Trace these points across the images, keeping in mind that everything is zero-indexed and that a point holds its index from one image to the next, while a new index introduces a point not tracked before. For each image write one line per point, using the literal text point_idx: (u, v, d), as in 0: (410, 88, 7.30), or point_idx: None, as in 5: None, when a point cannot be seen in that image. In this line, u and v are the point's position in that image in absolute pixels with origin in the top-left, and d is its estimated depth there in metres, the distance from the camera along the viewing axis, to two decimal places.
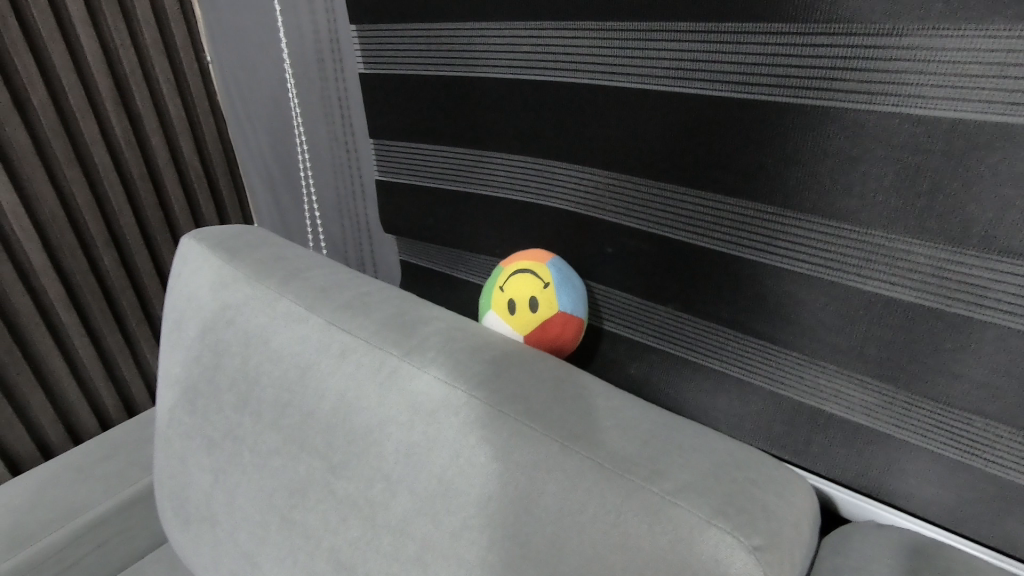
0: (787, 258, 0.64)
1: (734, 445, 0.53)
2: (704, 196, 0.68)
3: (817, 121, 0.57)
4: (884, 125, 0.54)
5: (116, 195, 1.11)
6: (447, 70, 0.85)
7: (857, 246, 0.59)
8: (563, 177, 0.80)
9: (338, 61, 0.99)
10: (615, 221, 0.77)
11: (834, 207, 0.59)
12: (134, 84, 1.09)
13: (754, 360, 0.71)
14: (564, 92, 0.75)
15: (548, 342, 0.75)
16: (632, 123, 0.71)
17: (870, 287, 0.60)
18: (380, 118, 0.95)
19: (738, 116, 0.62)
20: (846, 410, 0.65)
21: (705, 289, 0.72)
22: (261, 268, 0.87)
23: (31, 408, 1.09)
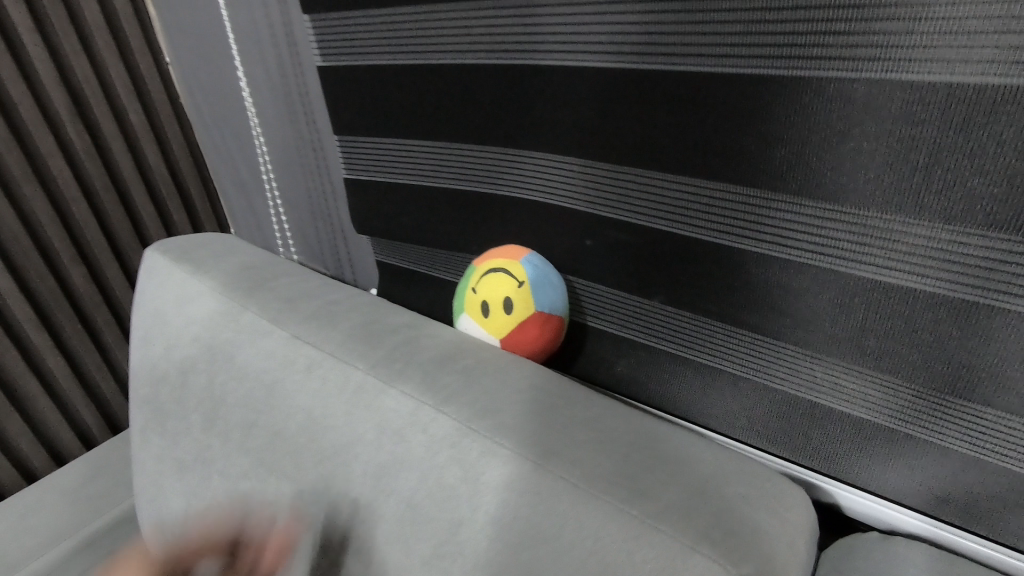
0: (778, 246, 0.59)
1: (723, 454, 0.49)
2: (687, 181, 0.62)
3: (803, 92, 0.52)
4: (876, 94, 0.48)
5: (81, 209, 1.07)
6: (408, 57, 0.79)
7: (851, 229, 0.54)
8: (540, 168, 0.75)
9: (295, 55, 0.93)
10: (597, 213, 0.72)
11: (826, 188, 0.54)
12: (89, 91, 1.04)
13: (748, 355, 0.66)
14: (533, 75, 0.70)
15: (524, 346, 0.71)
16: (604, 105, 0.65)
17: (869, 273, 0.55)
18: (344, 113, 0.90)
19: (717, 93, 0.57)
20: (847, 404, 0.61)
21: (691, 281, 0.67)
22: (225, 279, 0.82)
23: (8, 432, 1.06)
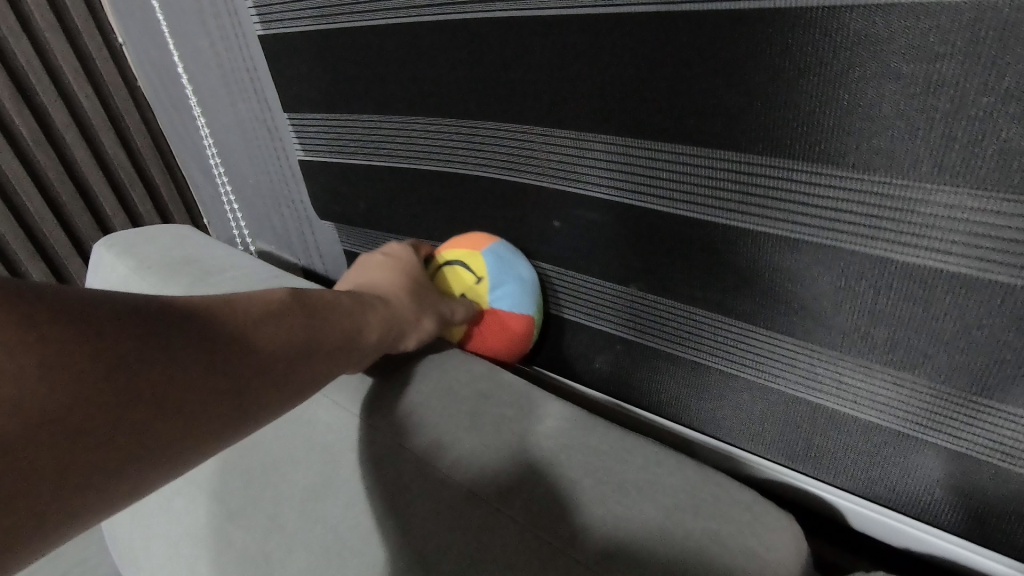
0: (771, 222, 0.50)
1: (695, 473, 0.42)
2: (662, 148, 0.53)
3: (792, 28, 0.42)
4: (882, 24, 0.39)
5: (33, 203, 1.03)
6: (349, 20, 0.69)
7: (854, 197, 0.45)
8: (500, 141, 0.66)
9: (238, 26, 0.84)
10: (565, 189, 0.63)
11: (824, 150, 0.44)
12: (34, 75, 0.97)
13: (739, 347, 0.57)
14: (479, 30, 0.59)
15: (493, 342, 0.63)
16: (564, 61, 0.56)
17: (877, 252, 0.45)
18: (294, 89, 0.81)
19: (690, 35, 0.47)
20: (847, 405, 0.52)
21: (668, 267, 0.58)
22: (166, 275, 0.76)
23: None
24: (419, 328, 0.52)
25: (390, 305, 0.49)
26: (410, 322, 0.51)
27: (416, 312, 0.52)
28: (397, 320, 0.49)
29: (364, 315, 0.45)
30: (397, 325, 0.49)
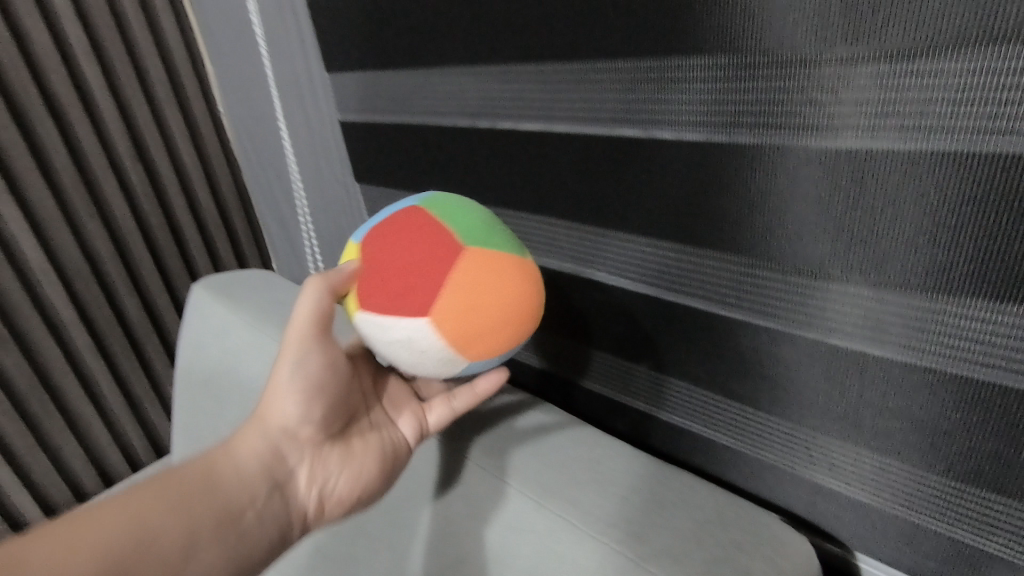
0: (782, 317, 0.58)
1: (721, 494, 0.52)
2: (685, 251, 0.62)
3: (792, 164, 0.51)
4: (868, 165, 0.47)
5: (137, 246, 1.20)
6: (413, 116, 0.83)
7: (831, 300, 0.54)
8: (541, 232, 0.76)
9: (318, 104, 0.99)
10: (587, 274, 0.73)
11: (823, 261, 0.53)
12: (150, 138, 1.17)
13: (742, 429, 0.67)
14: (519, 139, 0.71)
15: (387, 289, 0.53)
16: (588, 171, 0.66)
17: (873, 347, 0.53)
18: (367, 162, 0.96)
19: (689, 163, 0.57)
20: (839, 473, 0.61)
21: (680, 346, 0.68)
22: (258, 313, 0.89)
23: (64, 451, 1.18)
24: (282, 419, 0.57)
25: (248, 434, 0.56)
26: (277, 429, 0.57)
27: (273, 413, 0.57)
28: (267, 436, 0.57)
29: (226, 465, 0.54)
30: (269, 440, 0.57)
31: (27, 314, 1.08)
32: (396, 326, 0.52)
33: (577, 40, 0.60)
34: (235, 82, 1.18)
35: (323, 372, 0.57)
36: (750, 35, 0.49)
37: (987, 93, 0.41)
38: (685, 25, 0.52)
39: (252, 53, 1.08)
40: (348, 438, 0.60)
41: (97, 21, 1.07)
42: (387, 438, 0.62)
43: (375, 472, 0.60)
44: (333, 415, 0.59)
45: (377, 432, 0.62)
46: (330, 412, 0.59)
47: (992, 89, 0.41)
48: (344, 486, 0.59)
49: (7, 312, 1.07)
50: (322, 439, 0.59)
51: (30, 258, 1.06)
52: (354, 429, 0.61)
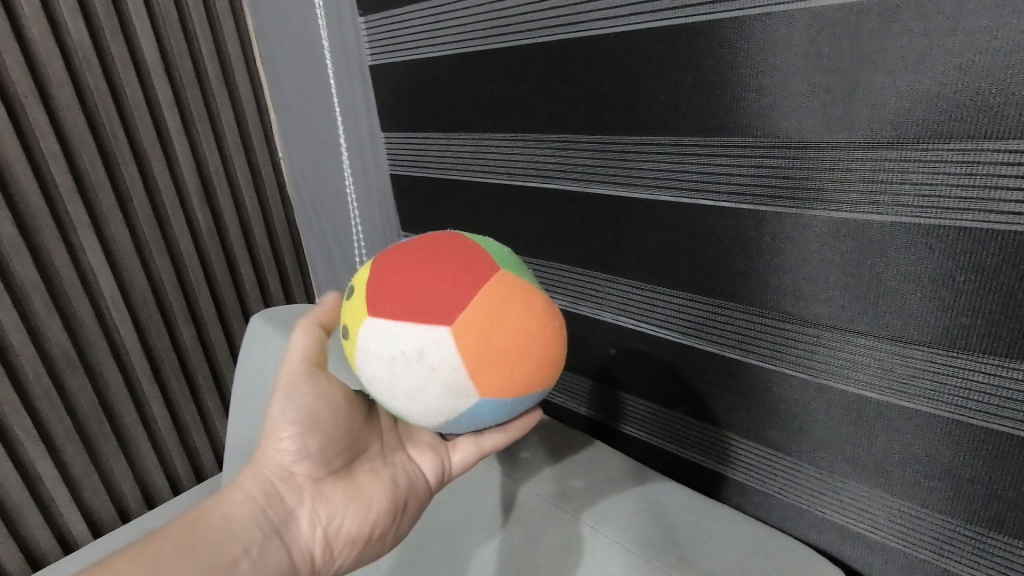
0: (811, 369, 0.62)
1: (757, 529, 0.58)
2: (701, 300, 0.68)
3: (798, 229, 0.58)
4: (863, 233, 0.54)
5: (196, 278, 1.29)
6: (460, 173, 0.91)
7: (858, 355, 0.58)
8: (576, 281, 0.82)
9: (376, 157, 1.08)
10: (622, 323, 0.78)
11: (833, 315, 0.59)
12: (217, 180, 1.29)
13: (752, 465, 0.72)
14: (563, 199, 0.78)
15: (400, 291, 0.48)
16: (627, 230, 0.73)
17: (871, 393, 0.59)
18: (416, 212, 1.04)
19: (724, 227, 0.63)
20: (848, 513, 0.65)
21: (712, 394, 0.72)
22: None
23: (114, 472, 1.25)
24: (277, 460, 0.57)
25: (243, 479, 0.56)
26: (273, 470, 0.57)
27: (269, 455, 0.57)
28: (262, 479, 0.57)
29: (219, 511, 0.55)
30: (265, 482, 0.57)
31: (95, 339, 1.17)
32: (405, 337, 0.46)
33: (619, 116, 0.68)
34: (297, 133, 1.30)
35: (314, 407, 0.58)
36: (759, 122, 0.57)
37: (993, 177, 0.47)
38: (712, 108, 0.60)
39: (315, 109, 1.20)
40: (354, 476, 0.60)
41: (181, 77, 1.21)
42: (396, 473, 0.61)
43: (385, 507, 0.59)
44: (332, 452, 0.58)
45: (386, 469, 0.61)
46: (329, 449, 0.58)
47: (997, 174, 0.47)
48: (352, 522, 0.57)
49: (79, 335, 1.16)
50: (322, 476, 0.58)
51: (103, 287, 1.16)
52: (360, 467, 0.61)
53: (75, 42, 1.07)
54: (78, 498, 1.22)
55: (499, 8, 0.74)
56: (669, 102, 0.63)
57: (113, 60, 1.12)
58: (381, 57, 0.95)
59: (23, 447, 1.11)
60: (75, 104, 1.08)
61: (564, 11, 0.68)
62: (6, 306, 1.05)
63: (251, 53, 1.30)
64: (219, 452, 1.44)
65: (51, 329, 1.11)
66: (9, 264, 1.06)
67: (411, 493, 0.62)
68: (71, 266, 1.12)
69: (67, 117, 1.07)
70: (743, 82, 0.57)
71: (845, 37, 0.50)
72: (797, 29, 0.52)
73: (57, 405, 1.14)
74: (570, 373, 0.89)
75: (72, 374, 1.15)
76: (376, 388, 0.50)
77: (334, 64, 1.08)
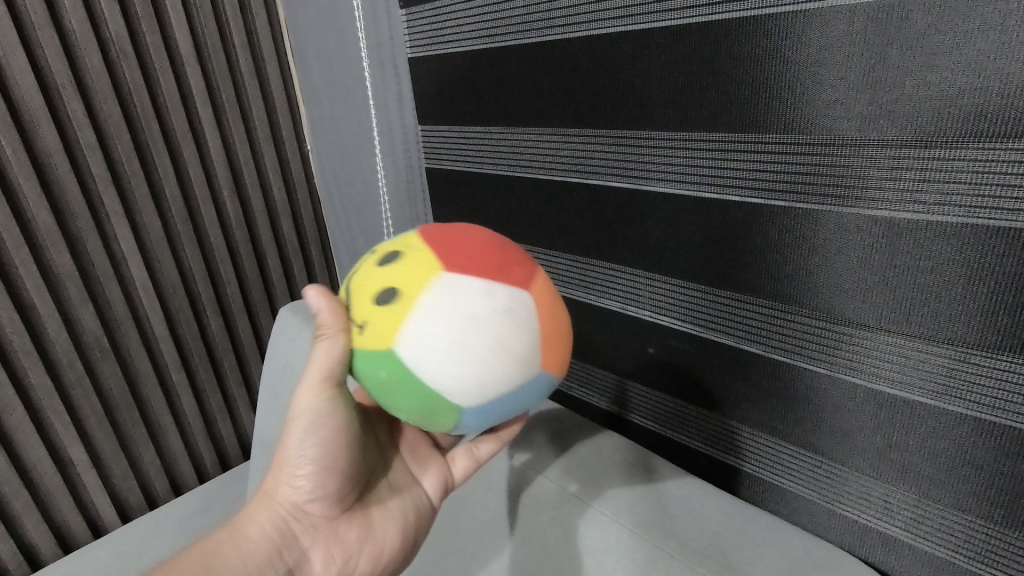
0: (851, 371, 0.60)
1: (805, 538, 0.57)
2: (730, 296, 0.67)
3: (844, 226, 0.56)
4: (904, 229, 0.53)
5: (225, 269, 1.30)
6: (495, 169, 0.90)
7: (905, 358, 0.56)
8: (609, 279, 0.80)
9: (409, 151, 1.08)
10: (654, 321, 0.77)
11: (877, 316, 0.57)
12: (247, 171, 1.30)
13: (769, 458, 0.70)
14: (598, 194, 0.77)
15: (483, 257, 0.49)
16: (661, 225, 0.71)
17: (906, 394, 0.57)
18: (447, 207, 1.03)
19: (764, 223, 0.62)
20: (888, 521, 0.63)
21: (747, 395, 0.70)
22: None
23: (143, 458, 1.27)
24: (291, 498, 0.57)
25: (259, 515, 0.56)
26: (288, 508, 0.57)
27: (283, 491, 0.57)
28: (277, 516, 0.56)
29: (235, 547, 0.55)
30: (280, 519, 0.57)
31: (127, 327, 1.18)
32: (494, 295, 0.47)
33: (658, 110, 0.67)
34: (326, 125, 1.30)
35: (329, 445, 0.55)
36: (798, 116, 0.56)
37: None
38: (754, 101, 0.58)
39: (345, 101, 1.20)
40: (366, 513, 0.60)
41: (214, 69, 1.21)
42: (406, 506, 0.62)
43: (394, 544, 0.60)
44: (346, 489, 0.58)
45: (397, 500, 0.62)
46: (342, 487, 0.58)
47: None
48: (365, 565, 0.58)
49: (112, 323, 1.18)
50: (337, 516, 0.58)
51: (135, 275, 1.17)
52: (373, 502, 0.61)
53: (112, 33, 1.07)
54: (107, 485, 1.24)
55: (540, 3, 0.73)
56: (706, 96, 0.62)
57: (148, 52, 1.13)
58: (417, 50, 0.94)
59: (56, 433, 1.13)
60: (112, 95, 1.09)
61: (606, 4, 0.67)
62: (42, 294, 1.06)
63: (282, 47, 1.31)
64: (243, 442, 1.46)
65: (84, 318, 1.13)
66: (46, 252, 1.07)
67: (421, 523, 0.63)
68: (104, 256, 1.13)
69: (103, 108, 1.08)
70: (783, 78, 0.56)
71: (897, 32, 0.48)
72: (844, 24, 0.51)
73: (90, 392, 1.15)
74: (600, 372, 0.87)
75: (103, 362, 1.16)
76: (435, 356, 0.46)
77: (367, 57, 1.08)
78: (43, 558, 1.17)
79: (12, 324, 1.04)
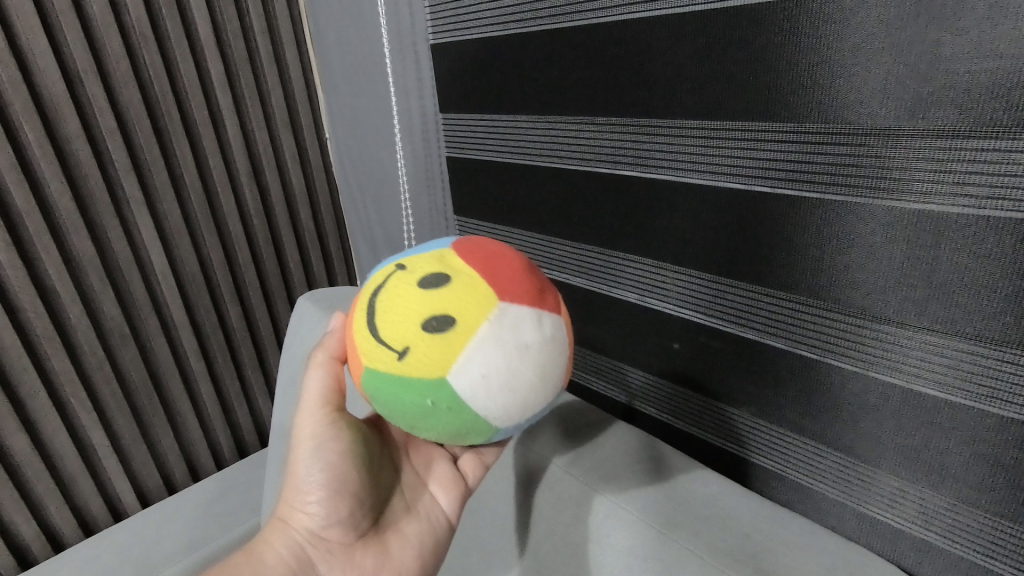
0: (882, 369, 0.58)
1: (836, 542, 0.56)
2: (760, 290, 0.65)
3: (882, 219, 0.54)
4: (951, 225, 0.50)
5: (244, 257, 1.31)
6: (517, 158, 0.89)
7: (945, 357, 0.54)
8: (632, 271, 0.79)
9: (429, 140, 1.07)
10: (679, 315, 0.75)
11: (915, 314, 0.55)
12: (265, 158, 1.29)
13: (796, 458, 0.69)
14: (621, 184, 0.76)
15: (530, 280, 0.49)
16: (687, 217, 0.69)
17: (943, 394, 0.55)
18: (467, 197, 1.02)
19: (795, 215, 0.60)
20: (922, 525, 0.60)
21: (774, 393, 0.68)
22: None
23: (162, 444, 1.28)
24: (306, 524, 0.57)
25: (274, 540, 0.57)
26: (304, 535, 0.57)
27: (296, 517, 0.57)
28: (293, 541, 0.57)
29: (252, 571, 0.55)
30: (295, 544, 0.57)
31: (147, 314, 1.19)
32: (545, 324, 0.47)
33: (687, 97, 0.65)
34: (345, 113, 1.29)
35: (340, 467, 0.56)
36: (834, 105, 0.54)
37: None
38: (789, 89, 0.56)
39: (365, 88, 1.18)
40: (382, 537, 0.59)
41: (233, 55, 1.21)
42: (424, 529, 0.61)
43: (412, 570, 0.60)
44: (360, 514, 0.58)
45: (413, 523, 0.61)
46: (355, 511, 0.57)
47: None
48: None
49: (132, 309, 1.18)
50: (352, 541, 0.58)
51: (155, 262, 1.18)
52: (388, 525, 0.60)
53: (133, 18, 1.07)
54: (127, 469, 1.25)
55: None
56: (739, 83, 0.60)
57: (168, 37, 1.12)
58: (439, 36, 0.93)
59: (77, 417, 1.14)
60: (132, 81, 1.08)
61: None
62: (64, 279, 1.07)
63: (301, 32, 1.30)
64: (260, 429, 1.47)
65: (105, 304, 1.13)
66: (67, 237, 1.08)
67: (439, 545, 0.62)
68: (125, 242, 1.13)
69: (123, 93, 1.08)
70: (823, 64, 0.53)
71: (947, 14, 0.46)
72: (890, 6, 0.48)
73: (110, 377, 1.16)
74: (621, 366, 0.86)
75: (123, 348, 1.17)
76: (491, 388, 0.45)
77: (387, 43, 1.06)
78: (66, 540, 1.19)
79: (33, 309, 1.05)
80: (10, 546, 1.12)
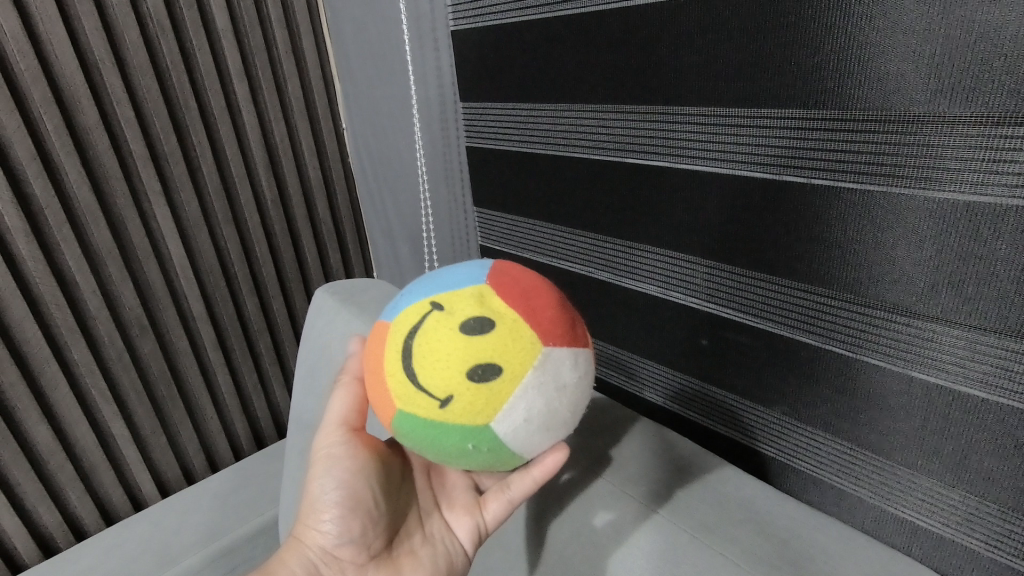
0: (925, 368, 0.56)
1: (879, 553, 0.54)
2: (796, 286, 0.63)
3: (931, 210, 0.51)
4: (1010, 218, 0.47)
5: (261, 249, 1.30)
6: (539, 148, 0.87)
7: (998, 360, 0.51)
8: (656, 264, 0.77)
9: (448, 131, 1.05)
10: (705, 309, 0.73)
11: (965, 312, 0.52)
12: (282, 149, 1.28)
13: (830, 460, 0.66)
14: (646, 173, 0.74)
15: (566, 317, 0.48)
16: (714, 207, 0.67)
17: (994, 397, 0.52)
18: (487, 189, 1.01)
19: (829, 205, 0.57)
20: (967, 532, 0.57)
21: (809, 392, 0.65)
22: (370, 308, 0.96)
23: (181, 435, 1.28)
24: (320, 542, 0.57)
25: (286, 557, 0.57)
26: (317, 553, 0.57)
27: (311, 535, 0.57)
28: (307, 559, 0.57)
29: None
30: (310, 562, 0.57)
31: (165, 305, 1.19)
32: (580, 363, 0.47)
33: (718, 82, 0.62)
34: (362, 102, 1.27)
35: (351, 485, 0.56)
36: (873, 90, 0.51)
37: None
38: (826, 73, 0.54)
39: (382, 77, 1.16)
40: (395, 560, 0.58)
41: (251, 45, 1.19)
42: (437, 555, 0.59)
43: None
44: (372, 534, 0.57)
45: (427, 548, 0.59)
46: (368, 532, 0.57)
47: None
48: None
49: (151, 301, 1.18)
50: (365, 561, 0.57)
51: (174, 254, 1.17)
52: (401, 547, 0.59)
53: (150, 7, 1.06)
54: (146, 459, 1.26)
55: None
56: (775, 67, 0.57)
57: (185, 27, 1.11)
58: (459, 23, 0.91)
59: (98, 408, 1.15)
60: (149, 71, 1.07)
61: None
62: (83, 270, 1.07)
63: (318, 22, 1.28)
64: (278, 421, 1.47)
65: (124, 295, 1.13)
66: (86, 229, 1.08)
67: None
68: (143, 234, 1.13)
69: (141, 85, 1.07)
70: (862, 47, 0.51)
71: None
72: None
73: (129, 367, 1.16)
74: (646, 361, 0.84)
75: (143, 339, 1.18)
76: (530, 430, 0.46)
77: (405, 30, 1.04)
78: (88, 529, 1.20)
79: (54, 300, 1.05)
80: (34, 535, 1.13)
